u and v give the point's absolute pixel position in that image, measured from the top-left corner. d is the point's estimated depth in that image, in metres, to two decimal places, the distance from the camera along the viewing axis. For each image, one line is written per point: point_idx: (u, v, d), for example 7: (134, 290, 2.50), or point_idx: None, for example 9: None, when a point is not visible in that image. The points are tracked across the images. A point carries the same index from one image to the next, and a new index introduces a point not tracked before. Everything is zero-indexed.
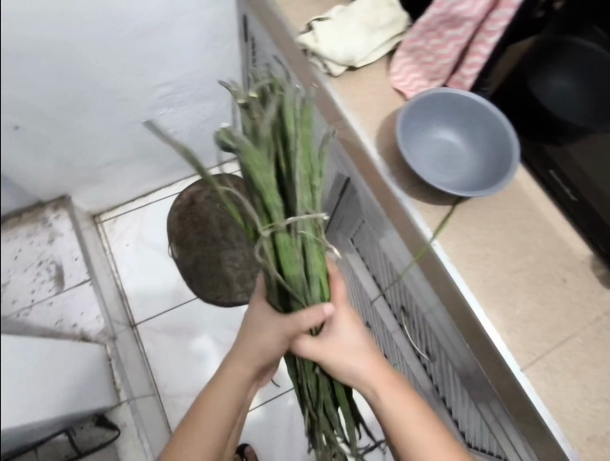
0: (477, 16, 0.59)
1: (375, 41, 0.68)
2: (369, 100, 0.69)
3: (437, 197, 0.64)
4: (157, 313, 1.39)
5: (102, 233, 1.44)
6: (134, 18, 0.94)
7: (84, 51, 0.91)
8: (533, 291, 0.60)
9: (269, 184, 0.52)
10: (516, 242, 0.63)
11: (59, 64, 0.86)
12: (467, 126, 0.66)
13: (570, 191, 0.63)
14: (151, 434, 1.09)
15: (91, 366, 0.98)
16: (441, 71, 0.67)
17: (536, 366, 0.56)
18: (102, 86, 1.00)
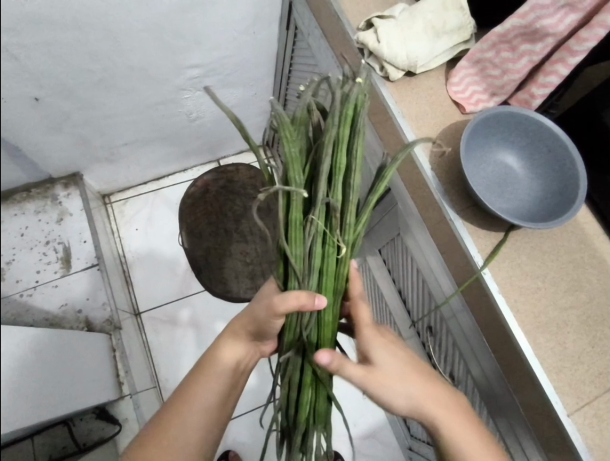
0: (561, 32, 0.57)
1: (441, 46, 0.66)
2: (424, 109, 0.67)
3: (490, 221, 0.61)
4: (161, 303, 1.34)
5: (111, 215, 1.39)
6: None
7: (121, 28, 0.86)
8: (586, 333, 0.56)
9: (293, 153, 0.53)
10: (574, 284, 0.59)
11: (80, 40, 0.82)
12: (528, 147, 0.62)
13: None
14: None
15: (92, 356, 0.95)
16: (508, 86, 0.64)
17: (584, 412, 0.53)
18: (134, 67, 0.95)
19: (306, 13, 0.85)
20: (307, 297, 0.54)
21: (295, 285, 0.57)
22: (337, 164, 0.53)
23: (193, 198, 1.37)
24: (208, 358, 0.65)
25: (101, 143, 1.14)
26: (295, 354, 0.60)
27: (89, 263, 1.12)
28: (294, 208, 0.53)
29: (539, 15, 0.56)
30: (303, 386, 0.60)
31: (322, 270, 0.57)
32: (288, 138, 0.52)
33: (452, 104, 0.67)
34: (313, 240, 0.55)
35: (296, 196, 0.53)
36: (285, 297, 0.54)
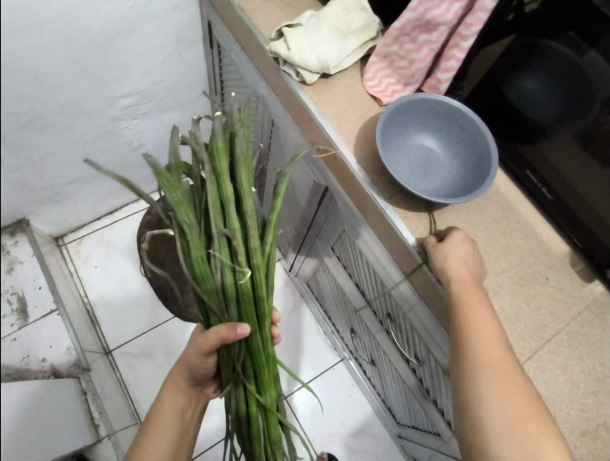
0: (450, 20, 0.61)
1: (350, 46, 0.69)
2: (344, 107, 0.70)
3: (419, 204, 0.64)
4: (132, 337, 1.32)
5: (67, 256, 1.36)
6: (98, 32, 0.88)
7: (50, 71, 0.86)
8: (519, 290, 0.61)
9: (178, 199, 0.56)
10: (502, 250, 0.63)
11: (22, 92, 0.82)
12: (443, 129, 0.66)
13: (546, 191, 0.65)
14: None
15: (62, 404, 0.92)
16: (417, 75, 0.68)
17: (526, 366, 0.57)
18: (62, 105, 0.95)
19: (223, 31, 0.87)
20: (228, 329, 0.58)
21: (217, 319, 0.62)
22: (223, 199, 0.56)
23: (150, 226, 1.36)
24: (153, 413, 0.69)
25: (43, 186, 1.11)
26: (234, 386, 0.63)
27: (48, 310, 1.09)
28: (192, 249, 0.56)
29: (428, 7, 0.60)
30: (251, 416, 0.63)
31: (240, 298, 0.58)
32: (169, 187, 0.55)
33: (369, 98, 0.71)
34: (221, 272, 0.57)
35: (191, 238, 0.56)
36: (208, 335, 0.59)
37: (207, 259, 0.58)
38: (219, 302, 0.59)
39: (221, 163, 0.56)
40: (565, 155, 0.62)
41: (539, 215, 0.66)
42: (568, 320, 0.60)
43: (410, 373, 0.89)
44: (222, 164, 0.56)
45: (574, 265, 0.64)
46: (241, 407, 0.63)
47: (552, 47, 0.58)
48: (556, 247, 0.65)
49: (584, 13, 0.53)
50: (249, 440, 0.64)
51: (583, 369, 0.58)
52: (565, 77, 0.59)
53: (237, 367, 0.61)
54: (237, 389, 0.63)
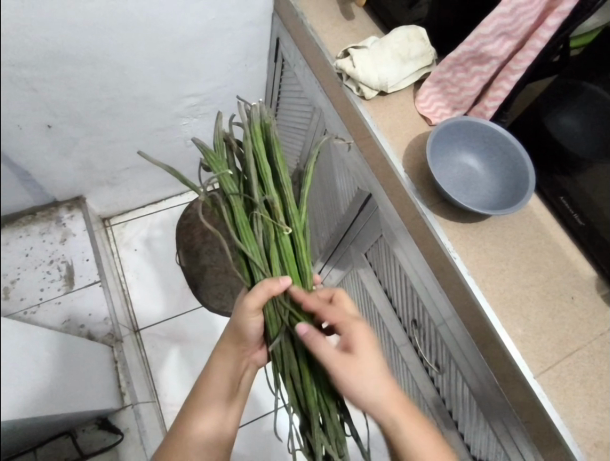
0: (502, 56, 0.69)
1: (407, 69, 0.77)
2: (397, 123, 0.77)
3: (457, 214, 0.70)
4: (161, 320, 1.40)
5: (110, 237, 1.45)
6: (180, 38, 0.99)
7: (127, 63, 0.97)
8: (545, 304, 0.65)
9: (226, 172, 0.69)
10: (530, 265, 0.68)
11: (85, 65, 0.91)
12: (486, 152, 0.72)
13: (577, 217, 0.69)
14: (154, 441, 1.08)
15: (96, 366, 0.98)
16: (465, 101, 0.76)
17: (547, 375, 0.60)
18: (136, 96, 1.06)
19: (291, 47, 0.97)
20: (272, 282, 0.65)
21: (262, 277, 0.69)
22: (262, 173, 0.69)
23: (189, 220, 1.45)
24: (204, 379, 0.75)
25: (104, 169, 1.23)
26: (284, 339, 0.68)
27: (91, 280, 1.18)
28: (238, 213, 0.68)
29: (482, 43, 0.68)
30: (302, 368, 0.68)
31: (285, 257, 0.69)
32: (217, 162, 0.68)
33: (419, 117, 0.78)
34: (263, 233, 0.68)
35: (236, 205, 0.68)
36: (255, 291, 0.65)
37: (250, 225, 0.69)
38: (262, 264, 0.69)
39: (257, 142, 0.68)
40: (599, 185, 0.67)
41: (568, 238, 0.71)
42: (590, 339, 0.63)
43: (432, 389, 0.91)
44: (258, 142, 0.68)
45: (600, 289, 0.67)
46: (292, 361, 0.68)
47: (595, 87, 0.64)
48: (584, 269, 0.68)
49: None
50: (303, 396, 0.67)
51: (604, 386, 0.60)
52: (603, 115, 0.64)
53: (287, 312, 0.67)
54: (288, 344, 0.68)
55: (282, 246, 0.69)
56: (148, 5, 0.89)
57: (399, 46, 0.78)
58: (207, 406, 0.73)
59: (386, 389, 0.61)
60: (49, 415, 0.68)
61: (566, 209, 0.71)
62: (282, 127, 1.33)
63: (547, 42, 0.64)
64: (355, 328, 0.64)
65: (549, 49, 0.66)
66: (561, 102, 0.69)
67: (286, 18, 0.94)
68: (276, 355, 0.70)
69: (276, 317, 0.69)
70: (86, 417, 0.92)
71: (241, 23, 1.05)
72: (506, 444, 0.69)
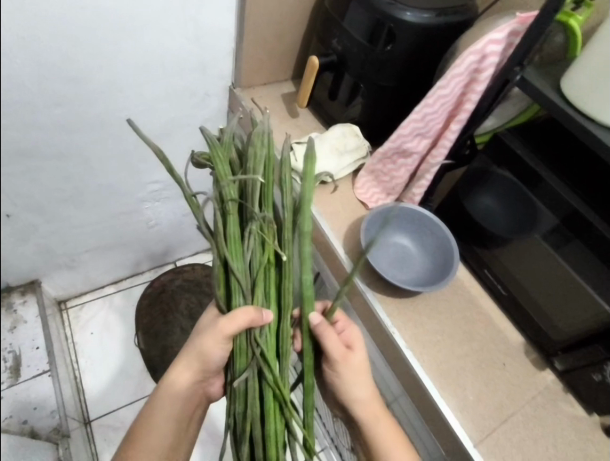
0: (421, 151, 0.79)
1: (344, 161, 0.88)
2: (338, 209, 0.85)
3: (394, 291, 0.76)
4: (117, 407, 1.32)
5: (66, 321, 1.41)
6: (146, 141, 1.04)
7: (90, 161, 0.99)
8: (481, 373, 0.70)
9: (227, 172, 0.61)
10: (462, 332, 0.73)
11: (51, 167, 0.93)
12: (417, 234, 0.81)
13: (500, 288, 0.77)
14: None
15: None
16: (396, 188, 0.85)
17: (487, 442, 0.64)
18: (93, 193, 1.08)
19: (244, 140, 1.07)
20: (255, 310, 0.59)
21: (241, 300, 0.61)
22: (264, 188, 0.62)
23: (149, 298, 1.45)
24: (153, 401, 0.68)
25: (63, 251, 1.21)
26: (251, 374, 0.60)
27: (40, 371, 1.11)
28: (230, 226, 0.60)
29: (403, 141, 0.78)
30: (267, 415, 0.60)
31: (265, 287, 0.63)
32: (222, 160, 0.60)
33: (359, 203, 0.87)
34: (252, 253, 0.61)
35: (232, 215, 0.60)
36: (236, 314, 0.59)
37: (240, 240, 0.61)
38: (244, 287, 0.61)
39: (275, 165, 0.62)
40: (513, 260, 0.76)
41: (497, 308, 0.78)
42: (523, 403, 0.68)
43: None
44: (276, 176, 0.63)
45: (528, 354, 0.73)
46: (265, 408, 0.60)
47: (500, 168, 0.73)
48: (511, 335, 0.75)
49: (513, 156, 0.71)
50: (271, 437, 0.60)
51: (532, 443, 0.64)
52: (514, 196, 0.73)
53: (259, 347, 0.59)
54: (255, 382, 0.60)
55: (268, 279, 0.63)
56: (116, 108, 0.93)
57: (341, 153, 0.88)
58: (161, 418, 0.68)
59: (375, 414, 0.65)
60: None
61: (479, 282, 0.81)
62: None
63: (455, 140, 0.75)
64: (336, 367, 0.64)
65: (460, 143, 0.77)
66: (468, 187, 0.80)
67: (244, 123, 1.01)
68: (238, 395, 0.62)
69: (240, 290, 0.61)
70: None
71: (200, 120, 1.08)
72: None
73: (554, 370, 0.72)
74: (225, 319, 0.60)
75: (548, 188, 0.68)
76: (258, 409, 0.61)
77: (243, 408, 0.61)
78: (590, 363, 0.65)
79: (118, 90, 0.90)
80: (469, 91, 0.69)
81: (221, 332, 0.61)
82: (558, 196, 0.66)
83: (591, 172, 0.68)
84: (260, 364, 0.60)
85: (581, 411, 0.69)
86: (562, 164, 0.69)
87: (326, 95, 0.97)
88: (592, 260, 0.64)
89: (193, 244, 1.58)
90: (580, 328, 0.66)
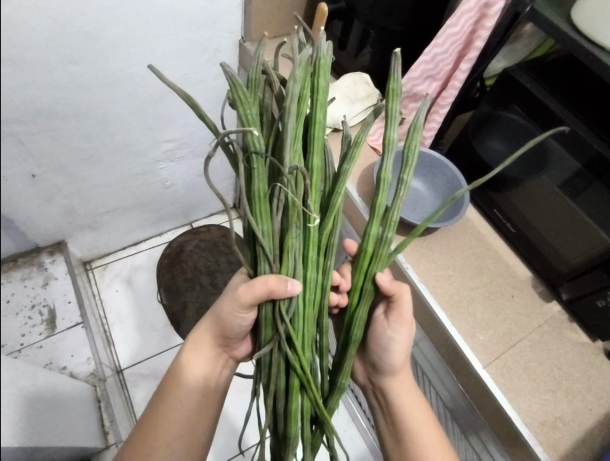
0: (431, 94, 0.80)
1: (355, 109, 0.89)
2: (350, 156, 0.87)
3: (406, 230, 0.79)
4: (146, 357, 1.40)
5: (92, 279, 1.48)
6: (160, 99, 1.06)
7: (106, 120, 1.02)
8: (489, 304, 0.73)
9: (253, 118, 0.57)
10: (472, 267, 0.77)
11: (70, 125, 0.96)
12: (428, 175, 0.83)
13: (509, 225, 0.80)
14: None
15: (74, 411, 0.99)
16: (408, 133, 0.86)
17: (495, 364, 0.68)
18: (111, 153, 1.12)
19: None
20: (278, 281, 0.54)
21: (267, 266, 0.57)
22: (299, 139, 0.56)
23: (169, 258, 1.53)
24: (177, 364, 0.68)
25: (85, 212, 1.27)
26: (276, 349, 0.56)
27: (73, 323, 1.19)
28: (257, 179, 0.54)
29: (414, 84, 0.78)
30: (291, 391, 0.57)
31: (303, 251, 0.57)
32: (246, 105, 0.56)
33: (370, 149, 0.89)
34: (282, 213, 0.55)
35: (258, 168, 0.54)
36: (255, 284, 0.55)
37: (269, 198, 0.56)
38: (275, 249, 0.56)
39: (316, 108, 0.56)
40: (525, 197, 0.77)
41: (506, 245, 0.81)
42: (530, 330, 0.72)
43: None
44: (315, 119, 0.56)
45: (536, 287, 0.77)
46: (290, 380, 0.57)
47: (513, 104, 0.72)
48: (519, 269, 0.78)
49: (522, 93, 0.70)
50: (297, 407, 0.57)
51: (537, 363, 0.69)
52: (525, 132, 0.73)
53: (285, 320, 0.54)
54: (279, 356, 0.57)
55: (305, 241, 0.57)
56: (129, 64, 0.94)
57: (354, 102, 0.89)
58: (184, 380, 0.66)
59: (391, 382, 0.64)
60: (47, 447, 0.72)
61: (488, 221, 0.83)
62: None
63: (465, 79, 0.75)
64: (400, 326, 0.60)
65: (471, 82, 0.77)
66: (479, 128, 0.80)
67: None
68: (263, 366, 0.59)
69: (270, 253, 0.56)
70: (81, 444, 0.97)
71: (211, 77, 1.09)
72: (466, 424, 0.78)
73: (560, 299, 0.75)
74: (249, 286, 0.56)
75: (566, 130, 0.66)
76: (285, 381, 0.57)
77: (268, 380, 0.59)
78: (595, 290, 0.68)
79: (129, 46, 0.91)
80: (480, 28, 0.68)
81: (240, 298, 0.57)
82: (571, 133, 0.65)
83: (604, 104, 0.67)
84: (284, 342, 0.55)
85: (585, 336, 0.73)
86: (575, 97, 0.68)
87: (336, 45, 0.96)
88: (597, 189, 0.65)
89: (208, 204, 1.62)
90: (588, 258, 0.69)
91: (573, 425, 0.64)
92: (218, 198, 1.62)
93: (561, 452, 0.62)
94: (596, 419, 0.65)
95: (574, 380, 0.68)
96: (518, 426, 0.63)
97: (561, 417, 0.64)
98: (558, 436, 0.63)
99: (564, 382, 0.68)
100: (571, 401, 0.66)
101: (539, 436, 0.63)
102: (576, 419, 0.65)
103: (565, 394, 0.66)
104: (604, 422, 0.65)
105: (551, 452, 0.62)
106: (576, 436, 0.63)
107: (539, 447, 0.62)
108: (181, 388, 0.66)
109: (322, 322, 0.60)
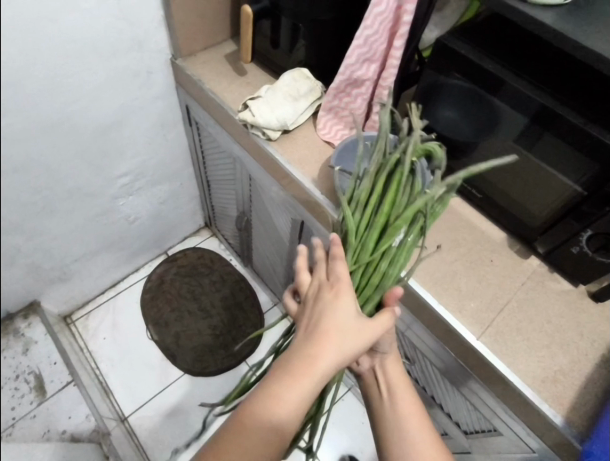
0: (372, 77, 0.78)
1: (301, 105, 0.87)
2: (306, 155, 0.85)
3: None
4: (148, 398, 1.36)
5: (76, 333, 1.42)
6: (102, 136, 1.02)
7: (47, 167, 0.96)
8: (471, 273, 0.73)
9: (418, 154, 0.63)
10: (448, 241, 0.76)
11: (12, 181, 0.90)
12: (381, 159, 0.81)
13: (475, 191, 0.79)
14: None
15: None
16: (357, 119, 0.85)
17: (489, 332, 0.68)
18: None
19: (201, 113, 1.04)
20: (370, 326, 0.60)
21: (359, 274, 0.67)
22: (398, 196, 0.64)
23: (151, 292, 1.51)
24: (277, 392, 0.55)
25: (52, 266, 1.20)
26: None
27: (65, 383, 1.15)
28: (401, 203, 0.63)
29: (352, 70, 0.77)
30: None
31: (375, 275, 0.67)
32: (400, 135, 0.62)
33: (325, 143, 0.87)
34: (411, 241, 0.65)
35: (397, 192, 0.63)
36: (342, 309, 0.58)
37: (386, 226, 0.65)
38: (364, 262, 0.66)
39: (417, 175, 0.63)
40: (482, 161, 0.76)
41: (475, 211, 0.81)
42: (515, 290, 0.72)
43: (420, 388, 0.99)
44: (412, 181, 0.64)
45: (512, 246, 0.77)
46: None
47: (452, 72, 0.71)
48: (493, 232, 0.78)
49: (457, 61, 0.69)
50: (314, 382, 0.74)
51: (529, 322, 0.69)
52: (470, 96, 0.72)
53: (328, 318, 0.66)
54: None
55: (382, 270, 0.66)
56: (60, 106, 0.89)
57: (298, 99, 0.87)
58: (293, 411, 0.55)
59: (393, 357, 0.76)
60: None
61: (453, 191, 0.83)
62: (216, 189, 1.38)
63: (401, 56, 0.74)
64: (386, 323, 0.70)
65: (407, 57, 0.76)
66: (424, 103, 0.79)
67: (196, 95, 1.00)
68: None
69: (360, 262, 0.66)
70: None
71: (150, 101, 1.05)
72: (470, 396, 0.78)
73: (538, 253, 0.75)
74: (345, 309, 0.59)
75: (511, 89, 0.65)
76: None
77: None
78: (569, 238, 0.68)
79: (58, 85, 0.85)
80: (404, 2, 0.67)
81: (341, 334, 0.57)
82: (517, 90, 0.65)
83: (534, 57, 0.68)
84: None
85: (568, 284, 0.73)
86: (507, 55, 0.68)
87: (268, 46, 0.94)
88: (549, 140, 0.65)
89: (179, 229, 1.57)
90: (557, 208, 0.68)
91: (575, 375, 0.64)
92: (188, 220, 1.58)
93: (569, 405, 0.62)
94: (594, 364, 0.65)
95: (566, 331, 0.68)
96: (522, 389, 0.63)
97: (561, 370, 0.65)
98: (562, 389, 0.63)
99: (558, 335, 0.68)
100: (567, 351, 0.66)
101: (544, 394, 0.63)
102: (576, 368, 0.65)
103: (560, 346, 0.67)
104: (603, 365, 0.65)
105: (558, 407, 0.62)
106: (579, 385, 0.63)
107: (545, 406, 0.62)
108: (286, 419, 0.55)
109: None
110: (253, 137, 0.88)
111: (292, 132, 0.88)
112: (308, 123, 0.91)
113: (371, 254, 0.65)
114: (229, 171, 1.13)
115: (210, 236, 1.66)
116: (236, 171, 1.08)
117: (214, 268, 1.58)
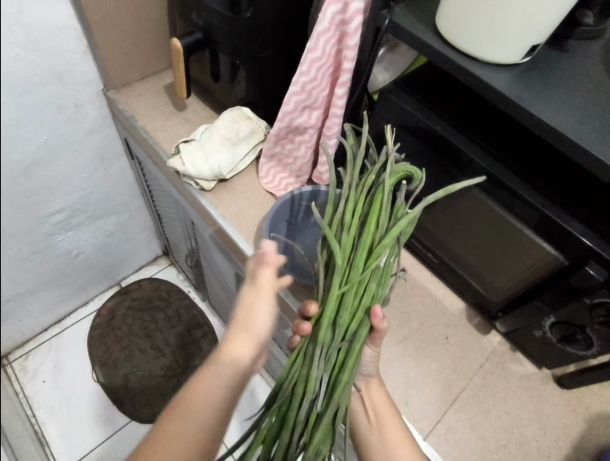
0: (315, 125, 0.69)
1: (241, 151, 0.77)
2: (245, 209, 0.76)
3: None
4: (89, 450, 1.25)
5: (13, 376, 1.31)
6: None
7: None
8: (421, 354, 0.65)
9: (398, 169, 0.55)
10: (397, 314, 0.68)
11: None
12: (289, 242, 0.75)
13: (431, 255, 0.70)
14: None
15: None
16: (303, 168, 0.75)
17: (436, 430, 0.59)
18: None
19: (140, 150, 0.94)
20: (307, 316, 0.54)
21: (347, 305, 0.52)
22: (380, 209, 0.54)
23: (100, 329, 1.40)
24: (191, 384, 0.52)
25: None
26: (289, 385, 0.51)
27: None
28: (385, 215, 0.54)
29: (291, 118, 0.67)
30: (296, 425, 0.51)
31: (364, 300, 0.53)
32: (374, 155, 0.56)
33: (268, 193, 0.78)
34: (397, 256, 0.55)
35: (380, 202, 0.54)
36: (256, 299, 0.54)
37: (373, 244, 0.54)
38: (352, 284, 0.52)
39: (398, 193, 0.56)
40: (434, 226, 0.67)
41: (432, 275, 0.72)
42: (470, 375, 0.63)
43: None
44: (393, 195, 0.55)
45: (470, 319, 0.68)
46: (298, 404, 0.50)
47: (407, 136, 0.61)
48: (450, 302, 0.70)
49: (401, 117, 0.59)
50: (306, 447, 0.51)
51: (483, 416, 0.60)
52: (417, 157, 0.63)
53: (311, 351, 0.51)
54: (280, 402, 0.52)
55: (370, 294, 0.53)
56: None
57: (237, 143, 0.77)
58: (203, 405, 0.50)
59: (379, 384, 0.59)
60: None
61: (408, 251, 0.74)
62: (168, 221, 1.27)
63: (345, 105, 0.65)
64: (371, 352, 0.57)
65: (353, 105, 0.67)
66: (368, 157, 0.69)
67: (130, 130, 0.90)
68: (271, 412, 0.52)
69: (349, 287, 0.52)
70: None
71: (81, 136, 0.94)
72: None
73: (497, 329, 0.67)
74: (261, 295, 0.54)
75: (473, 164, 0.55)
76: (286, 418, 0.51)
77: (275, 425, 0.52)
78: (530, 321, 0.60)
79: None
80: (344, 48, 0.58)
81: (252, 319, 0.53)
82: (481, 167, 0.54)
83: (502, 127, 0.58)
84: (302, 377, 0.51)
85: (530, 366, 0.65)
86: (471, 122, 0.58)
87: (209, 79, 0.84)
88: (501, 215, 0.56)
89: (132, 259, 1.46)
90: (514, 288, 0.60)
91: None
92: (143, 250, 1.47)
93: None
94: None
95: (524, 427, 0.60)
96: None
97: None
98: None
99: (514, 431, 0.59)
100: (523, 453, 0.58)
101: None
102: None
103: (517, 447, 0.58)
104: None
105: None
106: None
107: None
108: (197, 409, 0.50)
109: (345, 379, 0.50)
110: (186, 185, 0.78)
111: (231, 180, 0.78)
112: (251, 169, 0.81)
113: (362, 270, 0.52)
114: (173, 209, 1.03)
115: (168, 265, 1.54)
116: (179, 211, 0.98)
117: (170, 301, 1.46)
